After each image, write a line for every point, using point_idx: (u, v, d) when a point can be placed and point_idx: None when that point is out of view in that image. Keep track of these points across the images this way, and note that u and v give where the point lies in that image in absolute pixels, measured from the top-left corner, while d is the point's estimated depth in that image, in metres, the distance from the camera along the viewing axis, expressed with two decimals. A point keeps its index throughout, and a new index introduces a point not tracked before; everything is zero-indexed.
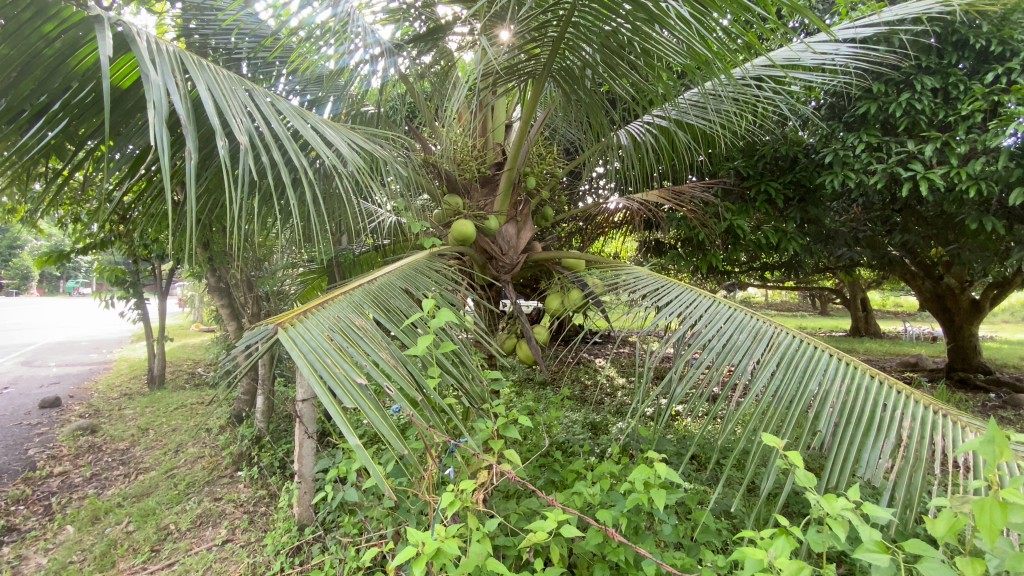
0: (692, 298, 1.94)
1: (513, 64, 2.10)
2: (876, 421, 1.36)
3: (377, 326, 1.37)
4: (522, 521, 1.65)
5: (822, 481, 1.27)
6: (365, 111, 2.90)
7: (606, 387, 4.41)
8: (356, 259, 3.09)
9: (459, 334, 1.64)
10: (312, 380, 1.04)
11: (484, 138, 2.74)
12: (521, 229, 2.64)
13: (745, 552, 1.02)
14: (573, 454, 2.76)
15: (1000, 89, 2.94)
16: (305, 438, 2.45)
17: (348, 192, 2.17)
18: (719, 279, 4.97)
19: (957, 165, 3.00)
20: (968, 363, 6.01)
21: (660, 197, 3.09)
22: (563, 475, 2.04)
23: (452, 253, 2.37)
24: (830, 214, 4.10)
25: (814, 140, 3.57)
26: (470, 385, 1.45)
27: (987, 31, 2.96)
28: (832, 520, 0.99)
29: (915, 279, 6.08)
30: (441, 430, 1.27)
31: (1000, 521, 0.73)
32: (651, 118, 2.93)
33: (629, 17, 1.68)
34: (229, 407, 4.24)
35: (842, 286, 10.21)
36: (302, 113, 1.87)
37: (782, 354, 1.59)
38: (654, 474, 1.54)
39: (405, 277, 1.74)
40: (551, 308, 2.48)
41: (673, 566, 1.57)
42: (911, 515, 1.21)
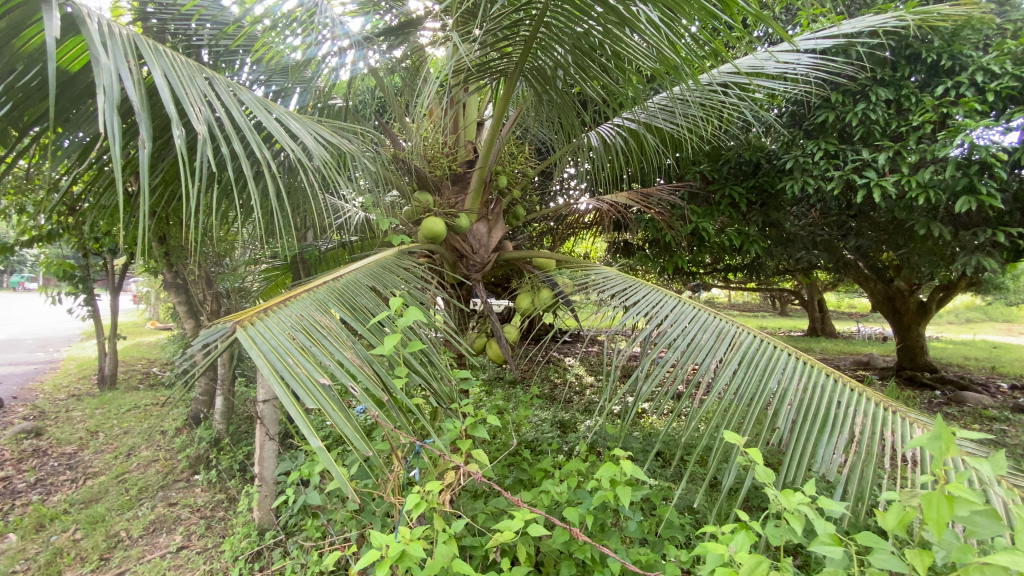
0: (658, 298, 1.97)
1: (485, 63, 2.09)
2: (831, 418, 1.41)
3: (342, 325, 1.34)
4: (490, 521, 1.64)
5: (780, 477, 1.31)
6: (333, 104, 2.82)
7: (575, 386, 4.45)
8: (322, 256, 3.05)
9: (428, 333, 1.62)
10: (274, 382, 1.00)
11: (456, 135, 2.71)
12: (492, 228, 2.63)
13: (707, 547, 1.04)
14: (541, 453, 2.77)
15: (949, 102, 3.10)
16: (266, 440, 2.38)
17: (313, 187, 2.12)
18: (685, 280, 5.08)
19: (908, 174, 3.15)
20: (915, 362, 6.34)
21: (630, 198, 3.13)
22: (531, 473, 2.04)
23: (422, 250, 2.34)
24: (790, 219, 4.27)
25: (776, 146, 3.69)
26: (438, 385, 1.43)
27: (938, 46, 3.12)
28: (790, 515, 1.01)
29: (868, 282, 6.37)
30: (408, 431, 1.25)
31: (946, 515, 0.77)
32: (620, 120, 2.97)
33: (601, 19, 1.69)
34: (186, 408, 4.08)
35: (801, 288, 10.60)
36: (266, 105, 1.81)
37: (744, 353, 1.63)
38: (620, 471, 1.56)
39: (372, 275, 1.71)
40: (522, 308, 2.46)
41: (637, 562, 1.59)
42: (862, 508, 1.26)
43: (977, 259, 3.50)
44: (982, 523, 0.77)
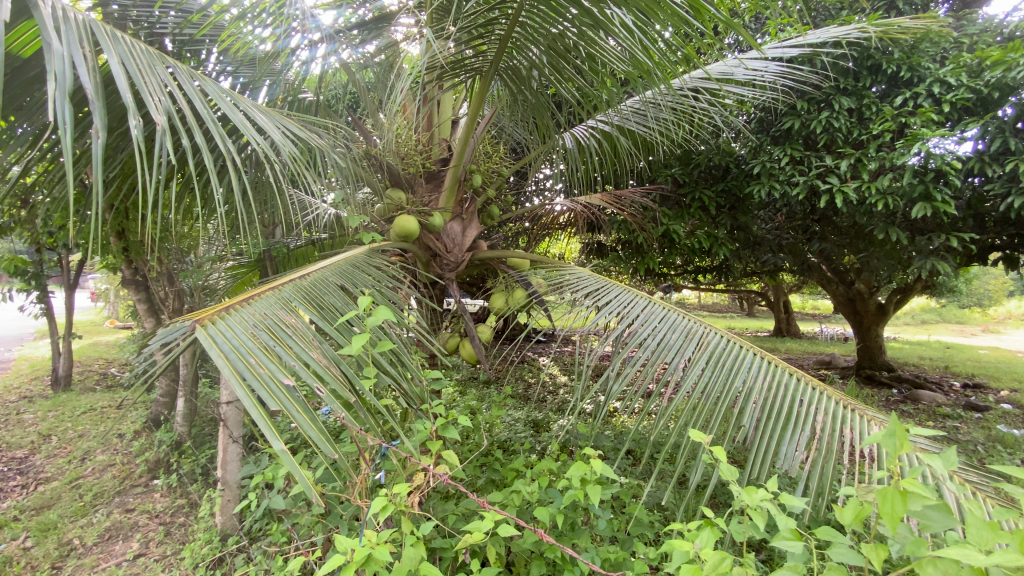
0: (630, 298, 2.00)
1: (459, 60, 2.07)
2: (793, 416, 1.45)
3: (308, 325, 1.30)
4: (460, 522, 1.63)
5: (744, 473, 1.34)
6: (303, 97, 2.75)
7: (548, 386, 4.46)
8: (291, 254, 2.95)
9: (398, 332, 1.59)
10: (234, 383, 0.97)
11: (430, 133, 2.68)
12: (466, 227, 2.62)
13: (673, 544, 1.05)
14: (513, 453, 2.76)
15: (907, 112, 3.23)
16: (230, 442, 2.31)
17: (281, 182, 2.06)
18: (657, 281, 5.15)
19: (868, 181, 3.27)
20: (874, 361, 6.61)
21: (603, 200, 3.16)
22: (503, 474, 2.03)
23: (394, 249, 2.31)
24: (757, 223, 4.39)
25: (744, 151, 3.79)
26: (408, 385, 1.41)
27: (897, 58, 3.24)
28: (753, 511, 1.04)
29: (830, 284, 6.60)
30: (376, 432, 1.23)
31: (900, 509, 0.79)
32: (595, 122, 2.97)
33: (576, 22, 1.70)
34: (145, 410, 3.92)
35: (768, 290, 10.91)
36: (231, 97, 1.76)
37: (711, 352, 1.66)
38: (590, 470, 1.57)
39: (341, 273, 1.67)
40: (496, 307, 2.44)
41: (606, 560, 1.60)
42: (822, 503, 1.30)
43: (931, 263, 3.66)
44: (934, 517, 0.79)
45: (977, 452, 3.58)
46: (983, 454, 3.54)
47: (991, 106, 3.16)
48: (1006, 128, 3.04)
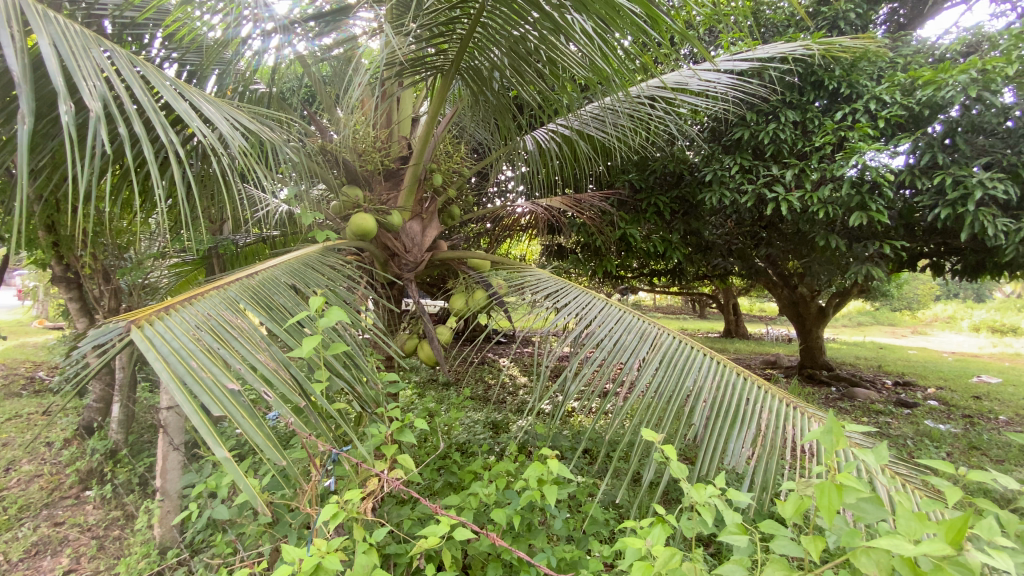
0: (587, 300, 2.03)
1: (420, 57, 2.05)
2: (741, 414, 1.51)
3: (255, 326, 1.25)
4: (415, 527, 1.60)
5: (695, 470, 1.37)
6: (256, 89, 2.63)
7: (508, 388, 4.48)
8: (239, 252, 2.81)
9: (353, 334, 1.55)
10: (172, 388, 0.91)
11: (389, 130, 2.63)
12: (425, 227, 2.57)
13: (626, 543, 1.07)
14: (471, 455, 2.75)
15: (846, 126, 3.42)
16: (170, 450, 2.19)
17: (229, 177, 1.97)
18: (615, 283, 5.26)
19: (811, 190, 3.46)
20: (815, 361, 6.98)
21: (564, 203, 3.18)
22: (460, 476, 2.01)
23: (350, 247, 2.25)
24: (709, 228, 4.55)
25: (698, 158, 3.93)
26: (362, 388, 1.37)
27: (838, 75, 3.44)
28: (702, 508, 1.07)
29: (775, 288, 6.93)
30: (326, 438, 1.19)
31: (836, 501, 0.83)
32: (555, 125, 2.99)
33: (537, 25, 1.71)
34: (77, 417, 3.65)
35: (718, 293, 11.34)
36: (176, 87, 1.66)
37: (664, 353, 1.71)
38: (547, 470, 1.58)
39: (292, 272, 1.62)
40: (455, 308, 2.41)
41: (562, 560, 1.61)
42: (766, 497, 1.36)
43: (867, 268, 3.90)
44: (868, 509, 0.84)
45: (906, 446, 3.84)
46: (911, 448, 3.80)
47: (921, 123, 3.39)
48: (934, 143, 3.29)
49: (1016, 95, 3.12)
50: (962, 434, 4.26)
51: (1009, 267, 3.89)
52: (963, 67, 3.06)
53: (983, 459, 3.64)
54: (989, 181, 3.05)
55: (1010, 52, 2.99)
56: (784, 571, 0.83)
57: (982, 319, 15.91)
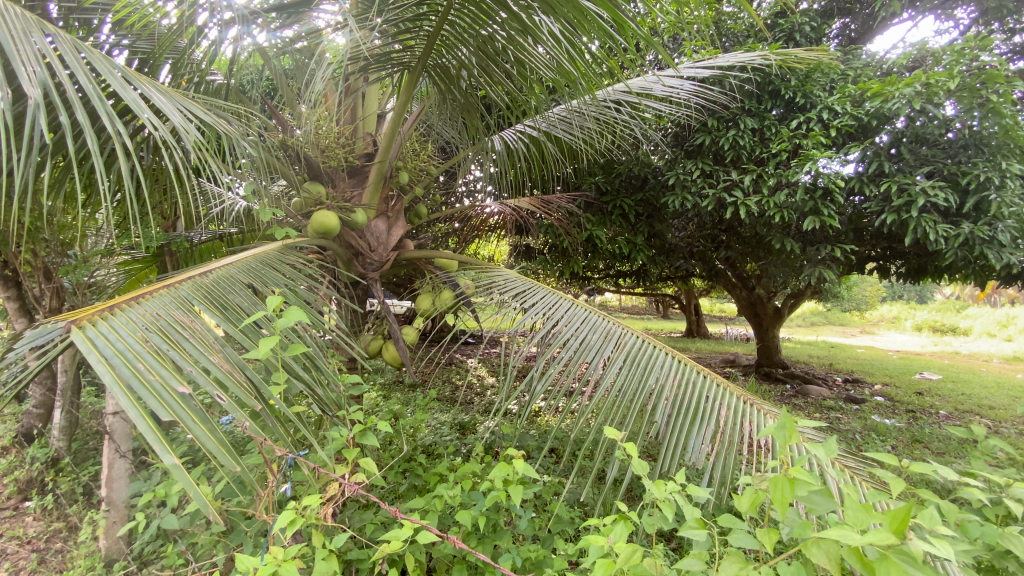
0: (554, 300, 2.04)
1: (386, 53, 2.02)
2: (700, 411, 1.55)
3: (209, 327, 1.20)
4: (378, 531, 1.57)
5: (657, 467, 1.40)
6: (213, 80, 2.53)
7: (475, 389, 4.46)
8: (194, 249, 2.69)
9: (314, 335, 1.51)
10: (115, 391, 0.86)
11: (353, 126, 2.57)
12: (391, 226, 2.53)
13: (590, 541, 1.08)
14: (437, 457, 2.72)
15: (800, 135, 3.57)
16: (116, 458, 2.08)
17: (183, 170, 1.88)
18: (582, 284, 5.32)
19: (767, 195, 3.59)
20: (771, 359, 7.25)
21: (532, 204, 3.19)
22: (425, 479, 1.99)
23: (312, 246, 2.19)
24: (672, 230, 4.67)
25: (661, 162, 4.02)
26: (322, 391, 1.34)
27: (793, 85, 3.58)
28: (663, 503, 1.08)
29: (734, 289, 7.15)
30: (284, 442, 1.15)
31: (790, 494, 0.86)
32: (522, 126, 3.00)
33: (504, 25, 1.71)
34: (14, 424, 3.41)
35: (680, 294, 11.63)
36: (125, 75, 1.58)
37: (628, 352, 1.74)
38: (513, 470, 1.58)
39: (249, 270, 1.56)
40: (421, 308, 2.38)
41: (527, 559, 1.62)
42: (724, 491, 1.40)
43: (819, 271, 4.08)
44: (819, 501, 0.87)
45: (855, 440, 4.04)
46: (860, 442, 4.00)
47: (869, 133, 3.57)
48: (881, 153, 3.47)
49: (955, 109, 3.32)
50: (906, 428, 4.51)
51: (947, 270, 4.14)
52: (908, 81, 3.22)
53: (924, 451, 3.86)
54: (931, 189, 3.23)
55: (950, 68, 3.17)
56: (739, 563, 0.85)
57: (923, 320, 16.90)
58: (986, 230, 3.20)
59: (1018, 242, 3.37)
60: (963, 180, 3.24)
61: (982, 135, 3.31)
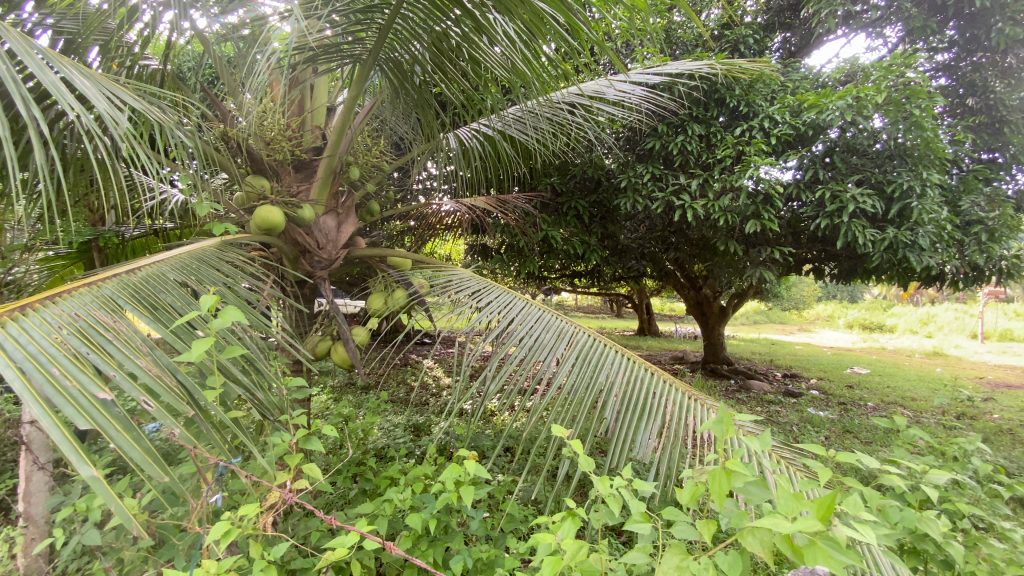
0: (508, 299, 2.04)
1: (336, 45, 1.95)
2: (648, 407, 1.60)
3: (136, 328, 1.12)
4: (324, 538, 1.52)
5: (606, 462, 1.43)
6: (148, 64, 2.37)
7: (430, 389, 4.41)
8: (125, 245, 2.51)
9: (254, 336, 1.44)
10: (25, 398, 0.79)
11: (301, 118, 2.48)
12: (341, 223, 2.46)
13: (538, 539, 1.09)
14: (388, 460, 2.67)
15: (744, 142, 3.73)
16: (34, 470, 1.92)
17: (111, 161, 1.76)
18: (538, 283, 5.36)
19: (713, 199, 3.74)
20: (717, 356, 7.56)
21: (487, 203, 3.18)
22: (375, 482, 1.95)
23: (255, 243, 2.09)
24: (624, 231, 4.79)
25: (614, 165, 4.11)
26: (262, 395, 1.28)
27: (737, 94, 3.74)
28: (609, 499, 1.10)
29: (683, 288, 7.41)
30: (219, 449, 1.09)
31: (726, 486, 0.89)
32: (477, 124, 2.98)
33: (458, 22, 1.70)
34: None
35: (632, 294, 11.93)
36: (45, 57, 1.44)
37: (580, 350, 1.76)
38: (464, 471, 1.57)
39: (184, 268, 1.47)
40: (372, 308, 2.32)
41: (479, 560, 1.61)
42: (669, 484, 1.44)
43: (761, 272, 4.29)
44: (754, 491, 0.91)
45: (792, 432, 4.28)
46: (796, 433, 4.24)
47: (806, 142, 3.78)
48: (816, 161, 3.68)
49: (883, 122, 3.55)
50: (837, 419, 4.82)
51: (874, 271, 4.45)
52: (841, 94, 3.43)
53: (853, 441, 4.13)
54: (860, 197, 3.46)
55: (878, 83, 3.40)
56: (680, 554, 0.88)
57: (854, 319, 18.10)
58: (908, 235, 3.46)
59: (935, 246, 3.66)
60: (889, 188, 3.48)
61: (905, 147, 3.56)
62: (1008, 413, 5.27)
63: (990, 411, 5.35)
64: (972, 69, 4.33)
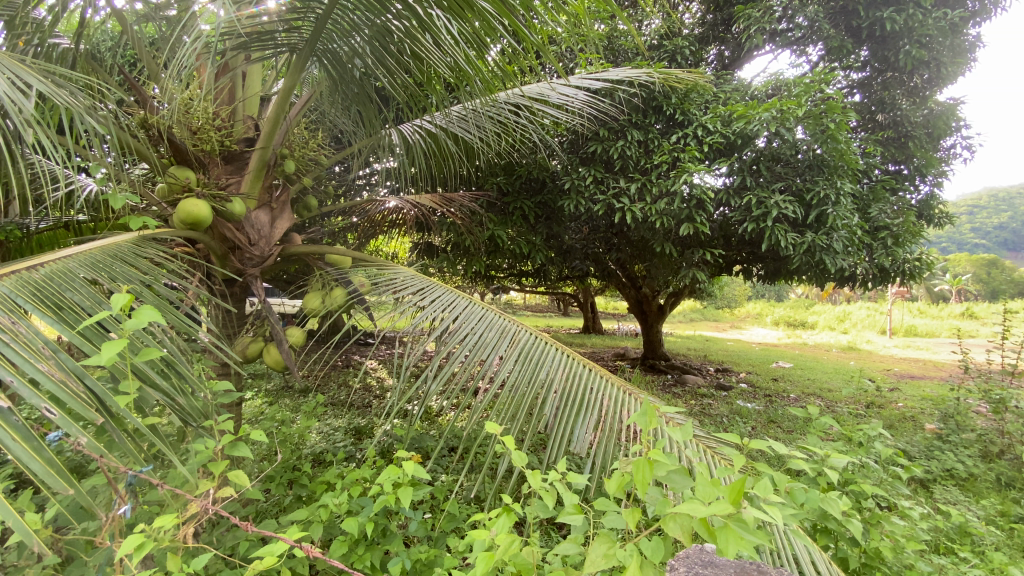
0: (451, 298, 2.03)
1: (269, 31, 1.86)
2: (586, 402, 1.65)
3: (36, 330, 1.02)
4: (253, 548, 1.45)
5: (544, 456, 1.46)
6: (57, 43, 2.17)
7: (372, 390, 4.33)
8: (28, 239, 2.28)
9: (174, 337, 1.36)
10: None
11: (231, 107, 2.35)
12: (275, 218, 2.36)
13: (473, 536, 1.09)
14: (327, 464, 2.59)
15: (679, 148, 3.91)
16: None
17: (10, 147, 1.59)
18: (485, 282, 5.38)
19: (650, 202, 3.90)
20: (656, 352, 7.88)
21: (432, 200, 3.15)
22: (310, 488, 1.89)
23: (179, 238, 1.96)
24: (568, 232, 4.89)
25: (559, 167, 4.19)
26: (183, 400, 1.21)
27: (673, 103, 3.91)
28: (543, 493, 1.13)
29: (625, 288, 7.65)
30: (133, 459, 1.02)
31: (649, 476, 0.93)
32: (420, 120, 2.94)
33: (400, 16, 1.66)
34: None
35: (578, 293, 12.19)
36: None
37: (522, 348, 1.79)
38: (402, 472, 1.55)
39: (94, 264, 1.37)
40: (308, 307, 2.24)
41: (418, 561, 1.60)
42: (604, 476, 1.49)
43: (694, 272, 4.51)
44: (675, 479, 0.96)
45: (723, 422, 4.55)
46: (726, 423, 4.52)
47: (735, 149, 3.99)
48: (745, 168, 3.92)
49: (804, 134, 3.83)
50: (763, 410, 5.16)
51: (795, 272, 4.80)
52: (766, 107, 3.66)
53: (776, 429, 4.45)
54: (782, 203, 3.73)
55: (800, 98, 3.66)
56: (608, 543, 0.91)
57: (780, 316, 19.41)
58: (824, 239, 3.75)
59: (847, 250, 4.00)
60: (808, 196, 3.77)
61: (822, 157, 3.86)
62: (910, 402, 5.83)
63: (895, 401, 5.90)
64: (881, 88, 4.76)
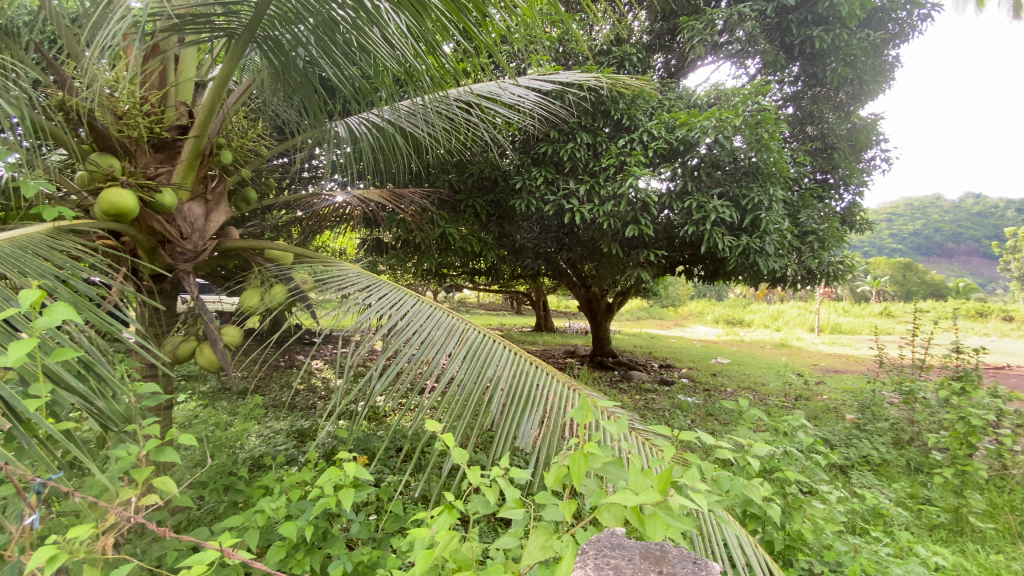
0: (398, 297, 2.01)
1: (205, 14, 1.76)
2: (531, 399, 1.68)
3: None
4: (182, 557, 1.38)
5: (489, 453, 1.48)
6: None
7: (317, 390, 4.20)
8: None
9: (93, 336, 1.27)
10: None
11: (162, 91, 2.21)
12: (209, 211, 2.24)
13: (414, 533, 1.09)
14: (266, 468, 2.50)
15: (626, 153, 3.98)
16: None
17: None
18: (437, 280, 5.35)
19: (599, 204, 4.00)
20: (604, 349, 8.11)
21: (381, 196, 3.06)
22: (247, 493, 1.82)
23: (100, 230, 1.83)
24: (520, 232, 4.94)
25: (510, 166, 4.22)
26: (102, 403, 1.14)
27: (621, 108, 4.03)
28: (485, 489, 1.14)
29: (575, 287, 7.80)
30: (44, 466, 0.95)
31: (584, 467, 0.97)
32: (368, 114, 2.87)
33: (346, 8, 1.62)
34: None
35: (530, 292, 12.31)
36: None
37: (470, 346, 1.80)
38: (344, 473, 1.52)
39: (3, 256, 1.26)
40: (246, 305, 2.15)
41: (359, 563, 1.58)
42: (547, 470, 1.52)
43: (639, 272, 4.67)
44: (608, 471, 1.00)
45: (664, 416, 4.75)
46: (668, 417, 4.72)
47: (678, 155, 4.16)
48: (687, 174, 4.09)
49: (741, 142, 4.04)
50: (702, 404, 5.43)
51: (733, 273, 5.06)
52: (706, 115, 3.83)
53: (713, 422, 4.70)
54: (720, 208, 3.93)
55: (737, 108, 3.84)
56: (545, 535, 0.94)
57: (720, 315, 20.41)
58: (758, 242, 3.98)
59: (778, 253, 4.26)
60: (744, 201, 3.99)
61: (757, 165, 4.08)
62: (833, 394, 6.29)
63: (820, 394, 6.34)
64: (811, 102, 5.10)
